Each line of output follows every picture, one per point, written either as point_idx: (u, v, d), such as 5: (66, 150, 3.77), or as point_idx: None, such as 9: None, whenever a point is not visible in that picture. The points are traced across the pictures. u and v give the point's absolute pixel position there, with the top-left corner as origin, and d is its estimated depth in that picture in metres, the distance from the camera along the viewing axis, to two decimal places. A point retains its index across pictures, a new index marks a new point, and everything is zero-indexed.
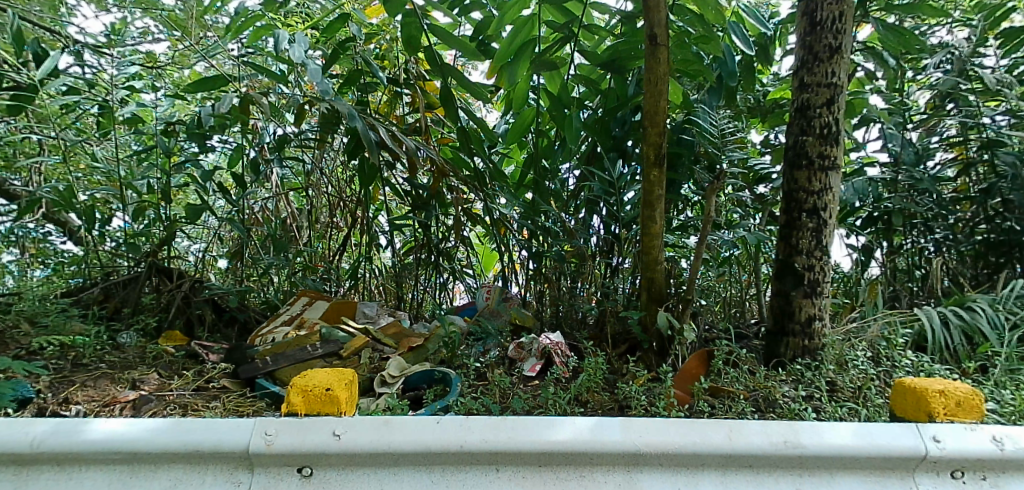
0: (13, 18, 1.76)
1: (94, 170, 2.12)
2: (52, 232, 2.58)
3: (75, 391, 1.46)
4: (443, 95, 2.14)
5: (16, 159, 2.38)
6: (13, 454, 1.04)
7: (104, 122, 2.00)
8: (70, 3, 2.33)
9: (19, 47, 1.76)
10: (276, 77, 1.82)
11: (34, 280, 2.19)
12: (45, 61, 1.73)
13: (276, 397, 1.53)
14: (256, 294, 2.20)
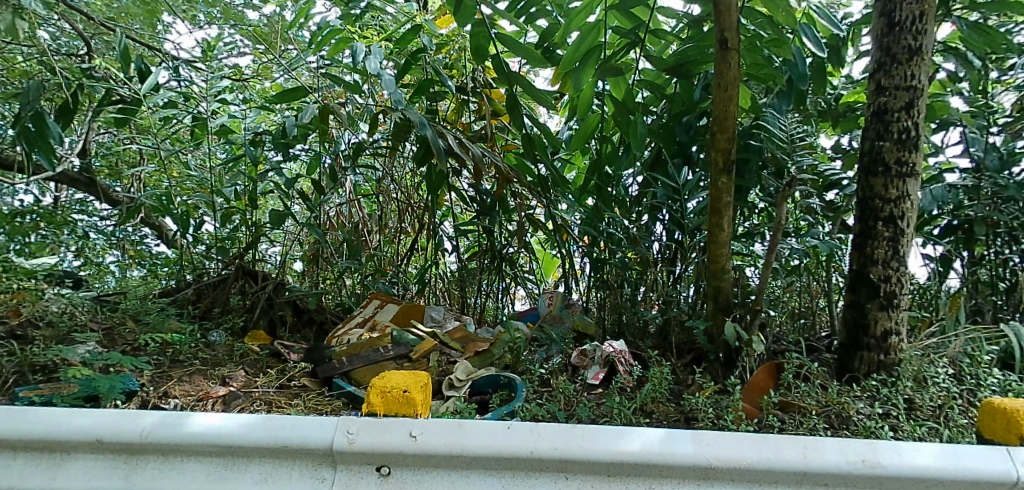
0: (121, 36, 1.80)
1: (187, 178, 2.24)
2: (147, 235, 2.75)
3: (173, 385, 1.53)
4: (508, 102, 2.15)
5: (120, 169, 2.60)
6: (124, 442, 1.11)
7: (196, 133, 2.11)
8: (166, 21, 2.49)
9: (127, 64, 1.82)
10: (351, 87, 1.90)
11: (131, 281, 2.33)
12: (149, 76, 1.82)
13: (353, 397, 1.59)
14: (330, 296, 2.28)
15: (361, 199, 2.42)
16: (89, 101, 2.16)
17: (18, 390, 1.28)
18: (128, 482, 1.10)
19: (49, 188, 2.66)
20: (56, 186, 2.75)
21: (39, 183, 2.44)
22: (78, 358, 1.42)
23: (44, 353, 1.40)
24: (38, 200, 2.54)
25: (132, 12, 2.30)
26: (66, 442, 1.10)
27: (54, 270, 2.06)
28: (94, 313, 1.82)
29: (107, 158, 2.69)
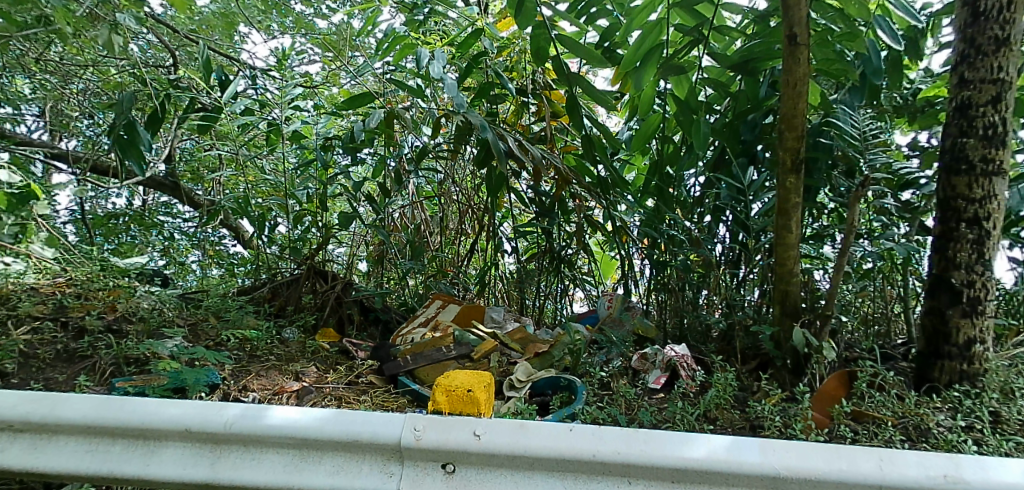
0: (204, 48, 1.88)
1: (262, 181, 2.34)
2: (225, 236, 2.89)
3: (251, 380, 1.60)
4: (569, 103, 2.14)
5: (201, 173, 2.76)
6: (208, 432, 1.10)
7: (271, 138, 2.18)
8: (243, 32, 2.62)
9: (208, 74, 1.90)
10: (414, 91, 1.94)
11: (212, 279, 2.47)
12: (230, 86, 1.92)
13: (417, 394, 1.63)
14: (394, 296, 2.34)
15: (423, 201, 2.47)
16: (176, 110, 2.29)
17: (115, 381, 1.35)
18: (213, 472, 1.09)
19: (139, 192, 2.85)
20: (144, 190, 2.94)
21: (131, 187, 2.62)
22: (167, 352, 1.50)
23: (138, 347, 1.48)
24: (131, 203, 2.72)
25: (213, 24, 2.42)
26: (157, 430, 1.10)
27: (145, 269, 2.19)
28: (179, 309, 1.88)
29: (190, 163, 2.85)
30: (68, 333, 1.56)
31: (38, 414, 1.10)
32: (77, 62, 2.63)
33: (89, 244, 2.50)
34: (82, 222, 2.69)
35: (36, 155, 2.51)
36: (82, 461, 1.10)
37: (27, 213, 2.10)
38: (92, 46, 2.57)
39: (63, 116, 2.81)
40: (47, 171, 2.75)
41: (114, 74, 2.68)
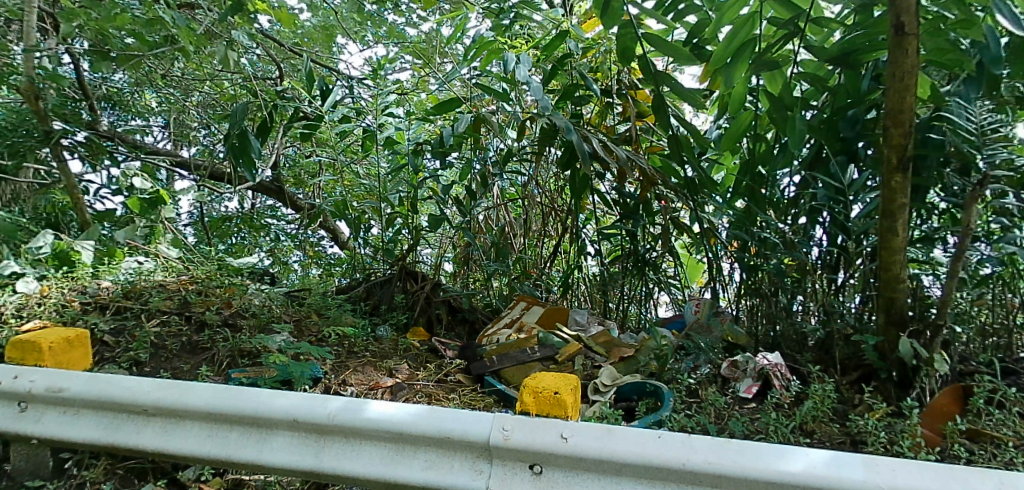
0: (308, 61, 1.98)
1: (357, 185, 2.45)
2: (323, 237, 3.03)
3: (350, 374, 1.66)
4: (655, 103, 2.09)
5: (302, 178, 2.93)
6: (312, 422, 1.14)
7: (366, 144, 2.26)
8: (340, 43, 2.77)
9: (311, 85, 2.00)
10: (500, 95, 1.98)
11: (311, 278, 2.62)
12: (330, 95, 2.02)
13: (504, 395, 1.65)
14: (480, 297, 2.37)
15: (508, 203, 2.49)
16: (282, 119, 2.44)
17: (231, 372, 1.46)
18: (317, 460, 1.13)
19: (247, 196, 3.07)
20: (250, 195, 3.14)
21: (242, 192, 2.82)
22: (276, 346, 1.60)
23: (251, 340, 1.59)
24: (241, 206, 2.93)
25: (314, 37, 2.56)
26: (267, 419, 1.15)
27: (255, 267, 2.34)
28: (286, 306, 1.98)
29: (292, 169, 3.03)
30: (191, 325, 1.68)
31: (165, 399, 1.18)
32: (196, 77, 2.86)
33: (206, 243, 2.72)
34: (200, 225, 2.91)
35: (161, 163, 2.80)
36: (203, 445, 1.16)
37: (156, 216, 2.36)
38: (210, 63, 2.79)
39: (184, 127, 3.07)
40: (170, 177, 3.01)
41: (228, 87, 2.90)
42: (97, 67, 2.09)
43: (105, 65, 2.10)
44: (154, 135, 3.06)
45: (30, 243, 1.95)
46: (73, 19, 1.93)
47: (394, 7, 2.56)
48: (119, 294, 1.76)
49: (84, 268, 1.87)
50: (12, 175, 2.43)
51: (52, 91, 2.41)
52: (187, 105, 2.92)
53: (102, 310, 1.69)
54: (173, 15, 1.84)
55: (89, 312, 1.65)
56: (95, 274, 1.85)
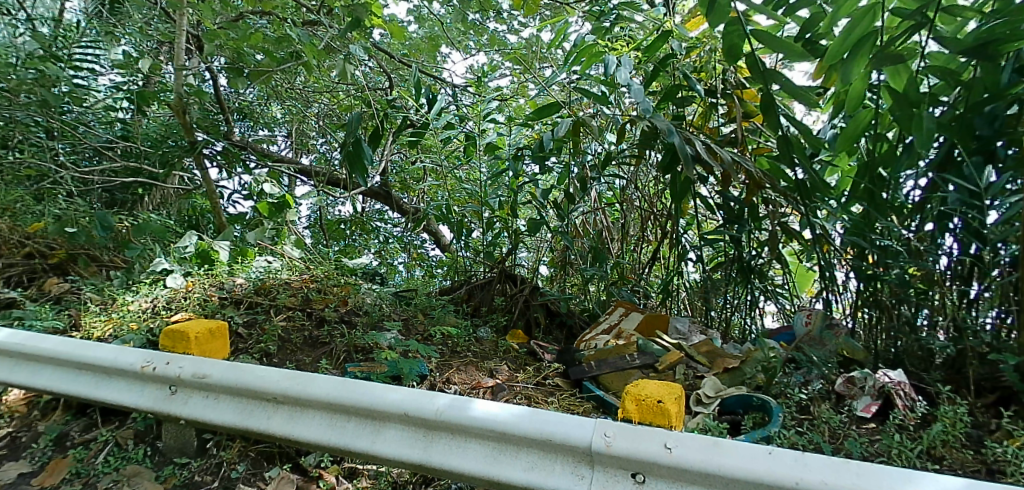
0: (416, 71, 2.06)
1: (459, 189, 2.52)
2: (426, 240, 3.13)
3: (453, 373, 1.71)
4: (763, 102, 1.98)
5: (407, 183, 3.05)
6: (422, 418, 1.17)
7: (469, 150, 2.32)
8: (445, 53, 2.87)
9: (419, 94, 2.08)
10: (600, 97, 1.97)
11: (415, 279, 2.74)
12: (436, 104, 2.09)
13: (603, 401, 1.63)
14: (577, 301, 2.36)
15: (607, 207, 2.46)
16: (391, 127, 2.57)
17: (347, 366, 1.54)
18: (426, 454, 1.16)
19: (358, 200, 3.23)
20: (361, 199, 3.30)
21: (354, 196, 2.98)
22: (386, 343, 1.67)
23: (364, 337, 1.68)
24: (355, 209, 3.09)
25: (421, 48, 2.67)
26: (380, 412, 1.20)
27: (367, 268, 2.48)
28: (395, 306, 2.06)
29: (399, 175, 3.18)
30: (312, 321, 1.79)
31: (292, 389, 1.25)
32: (315, 89, 3.07)
33: (323, 244, 2.92)
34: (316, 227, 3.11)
35: (285, 169, 2.99)
36: (324, 433, 1.23)
37: (281, 219, 2.50)
38: (326, 76, 2.99)
39: (303, 136, 3.30)
40: (292, 182, 3.23)
41: (342, 98, 3.09)
42: (233, 83, 2.28)
43: (240, 80, 2.30)
44: (278, 144, 3.28)
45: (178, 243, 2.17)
46: (215, 40, 2.15)
47: (496, 16, 2.63)
48: (251, 290, 1.91)
49: (222, 266, 2.04)
50: (161, 181, 2.74)
51: (195, 106, 2.68)
52: (307, 115, 3.14)
53: (236, 304, 1.84)
54: (299, 33, 1.99)
55: (227, 306, 1.80)
56: (230, 272, 2.02)
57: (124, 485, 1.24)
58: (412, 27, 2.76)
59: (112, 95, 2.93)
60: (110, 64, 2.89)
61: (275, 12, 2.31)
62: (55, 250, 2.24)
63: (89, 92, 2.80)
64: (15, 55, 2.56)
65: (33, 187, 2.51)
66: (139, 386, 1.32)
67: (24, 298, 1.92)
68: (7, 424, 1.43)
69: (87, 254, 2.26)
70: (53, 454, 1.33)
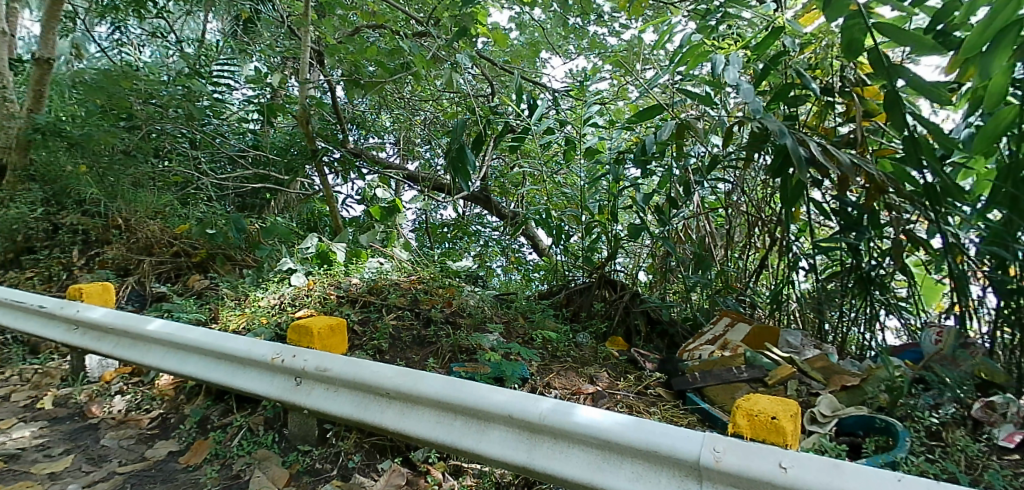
0: (519, 77, 2.10)
1: (559, 193, 2.54)
2: (525, 244, 3.17)
3: (554, 378, 1.70)
4: (887, 99, 1.82)
5: (507, 187, 3.11)
6: (526, 421, 1.13)
7: (569, 154, 2.33)
8: (544, 58, 2.90)
9: (522, 100, 2.13)
10: (706, 98, 1.92)
11: (513, 283, 2.78)
12: (537, 109, 2.12)
13: (708, 414, 1.57)
14: (679, 309, 2.30)
15: (711, 212, 2.37)
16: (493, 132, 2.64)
17: (453, 366, 1.58)
18: (529, 457, 1.12)
19: (459, 204, 3.32)
20: (462, 203, 3.40)
21: (456, 201, 3.08)
22: (489, 346, 1.70)
23: (469, 338, 1.72)
24: (457, 214, 3.19)
25: (522, 54, 2.73)
26: (483, 412, 1.18)
27: (469, 271, 2.56)
28: (497, 308, 2.10)
29: (498, 180, 3.24)
30: (420, 320, 1.85)
31: (403, 385, 1.27)
32: (421, 97, 3.20)
33: (426, 247, 3.04)
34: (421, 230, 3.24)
35: (393, 175, 3.14)
36: (434, 430, 1.23)
37: (391, 223, 2.60)
38: (431, 85, 3.10)
39: (410, 143, 3.43)
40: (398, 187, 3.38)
41: (446, 105, 3.19)
42: (351, 93, 2.43)
43: (356, 91, 2.45)
44: (387, 151, 3.45)
45: (301, 245, 2.33)
46: (336, 54, 2.31)
47: (597, 19, 2.63)
48: (364, 289, 2.01)
49: (339, 267, 2.18)
50: (284, 186, 2.97)
51: (315, 117, 2.88)
52: (414, 123, 3.28)
53: (353, 302, 1.94)
54: (411, 45, 2.09)
55: (343, 304, 1.91)
56: (347, 272, 2.14)
57: (255, 467, 1.34)
58: (514, 34, 2.82)
59: (244, 107, 3.16)
60: (242, 79, 3.17)
61: (389, 25, 2.45)
62: (197, 250, 2.49)
63: (225, 104, 3.06)
64: (166, 73, 2.88)
65: (179, 192, 2.93)
66: (268, 376, 1.41)
67: (173, 292, 2.16)
68: (159, 405, 1.60)
69: (223, 253, 2.49)
70: (196, 434, 1.47)
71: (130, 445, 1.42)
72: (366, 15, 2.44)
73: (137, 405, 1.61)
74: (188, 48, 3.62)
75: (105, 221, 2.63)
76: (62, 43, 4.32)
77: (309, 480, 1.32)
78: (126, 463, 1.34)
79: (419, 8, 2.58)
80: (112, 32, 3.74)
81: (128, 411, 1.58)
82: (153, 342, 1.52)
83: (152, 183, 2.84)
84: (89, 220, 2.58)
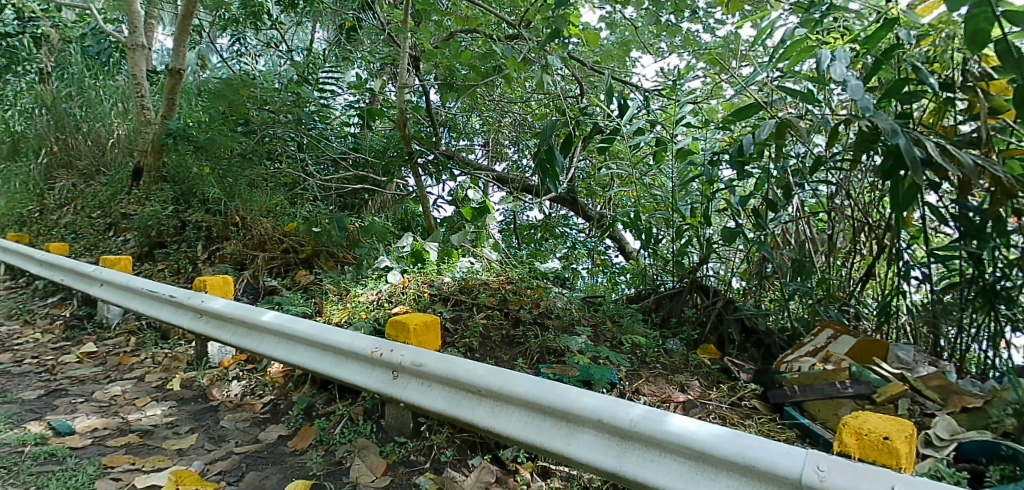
0: (609, 77, 2.08)
1: (650, 195, 2.50)
2: (611, 247, 3.15)
3: (643, 384, 1.67)
4: (1017, 95, 1.64)
5: (594, 189, 3.10)
6: (615, 427, 1.07)
7: (660, 156, 2.30)
8: (634, 57, 2.87)
9: (612, 101, 2.11)
10: (809, 96, 1.82)
11: (599, 286, 2.77)
12: (629, 110, 2.08)
13: (808, 430, 1.48)
14: (775, 317, 2.20)
15: (811, 217, 2.24)
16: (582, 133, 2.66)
17: (541, 366, 1.58)
18: (618, 464, 1.06)
19: (545, 206, 3.35)
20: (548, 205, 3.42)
21: (543, 203, 3.11)
22: (578, 349, 1.70)
23: (557, 340, 1.72)
24: (543, 215, 3.20)
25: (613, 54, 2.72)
26: (572, 414, 1.13)
27: (556, 272, 2.58)
28: (585, 311, 2.10)
29: (585, 181, 3.20)
30: (509, 320, 1.88)
31: (493, 383, 1.26)
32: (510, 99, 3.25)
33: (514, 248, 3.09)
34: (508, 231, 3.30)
35: (483, 177, 3.21)
36: (523, 430, 1.21)
37: (481, 223, 2.63)
38: (520, 86, 3.13)
39: (498, 145, 3.50)
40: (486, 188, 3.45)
41: (534, 107, 3.21)
42: (444, 97, 2.51)
43: (449, 94, 2.53)
44: (476, 153, 3.53)
45: (398, 244, 2.40)
46: (432, 59, 2.40)
47: (692, 15, 2.56)
48: (456, 288, 2.07)
49: (432, 266, 2.23)
50: (380, 187, 3.10)
51: (410, 122, 2.96)
52: (502, 125, 3.33)
53: (444, 301, 2.01)
54: (503, 48, 2.13)
55: (436, 302, 1.98)
56: (439, 271, 2.20)
57: (355, 455, 1.40)
58: (604, 35, 2.81)
59: (346, 112, 3.29)
60: (344, 86, 3.34)
61: (482, 30, 2.51)
62: (303, 247, 2.66)
63: (331, 110, 3.23)
64: (278, 81, 3.06)
65: (289, 192, 3.09)
66: (368, 369, 1.48)
67: (283, 286, 2.36)
68: (270, 392, 1.72)
69: (327, 250, 2.62)
70: (302, 421, 1.56)
71: (245, 427, 1.54)
72: (460, 20, 2.49)
73: (252, 390, 1.74)
74: (297, 57, 3.89)
75: (224, 218, 2.93)
76: (190, 55, 4.80)
77: (404, 471, 1.37)
78: (242, 444, 1.45)
79: (511, 11, 2.62)
80: (232, 44, 4.18)
81: (244, 396, 1.72)
82: (266, 332, 1.64)
83: (265, 184, 3.08)
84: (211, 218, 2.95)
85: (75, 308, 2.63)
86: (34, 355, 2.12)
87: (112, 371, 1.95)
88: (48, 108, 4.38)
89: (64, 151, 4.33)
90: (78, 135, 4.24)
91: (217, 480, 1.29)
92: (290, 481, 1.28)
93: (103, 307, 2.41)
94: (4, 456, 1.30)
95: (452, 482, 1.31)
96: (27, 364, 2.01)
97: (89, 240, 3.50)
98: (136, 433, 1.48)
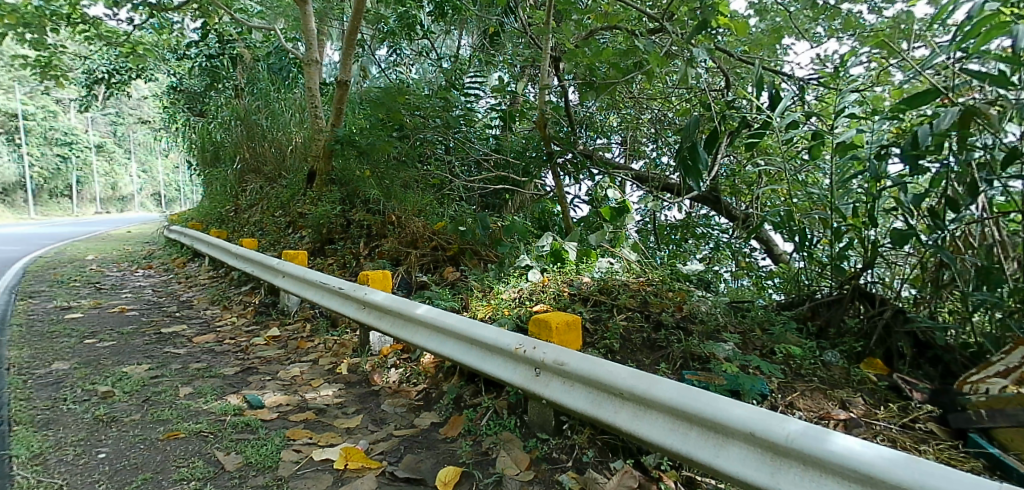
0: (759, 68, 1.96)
1: (806, 194, 2.34)
2: (758, 249, 2.98)
3: (798, 397, 1.57)
4: None
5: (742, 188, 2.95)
6: (769, 442, 1.00)
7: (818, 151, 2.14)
8: (786, 44, 2.69)
9: (762, 94, 2.00)
10: (1001, 79, 1.58)
11: (745, 290, 2.64)
12: (781, 102, 1.92)
13: (999, 463, 1.29)
14: (953, 332, 1.95)
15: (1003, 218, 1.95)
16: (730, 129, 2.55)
17: (685, 373, 1.53)
18: (771, 482, 0.98)
19: (685, 205, 3.25)
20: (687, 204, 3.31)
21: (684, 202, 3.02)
22: (725, 356, 1.63)
23: (702, 346, 1.67)
24: (683, 215, 3.08)
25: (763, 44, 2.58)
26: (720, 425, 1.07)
27: (701, 275, 2.50)
28: (732, 316, 2.01)
29: (730, 179, 3.07)
30: (650, 323, 1.86)
31: (636, 387, 1.23)
32: (648, 95, 3.19)
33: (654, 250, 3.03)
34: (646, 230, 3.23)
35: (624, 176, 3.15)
36: (666, 437, 1.16)
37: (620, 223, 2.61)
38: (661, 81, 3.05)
39: (636, 143, 3.44)
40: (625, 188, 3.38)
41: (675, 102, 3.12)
42: (586, 96, 2.52)
43: (589, 93, 2.55)
44: (614, 152, 3.48)
45: (538, 242, 2.42)
46: (573, 58, 2.42)
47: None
48: (596, 288, 2.08)
49: (571, 266, 2.31)
50: (519, 187, 3.14)
51: (550, 121, 2.99)
52: (641, 122, 3.27)
53: (584, 301, 2.03)
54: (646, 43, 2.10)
55: (576, 302, 2.00)
56: (578, 271, 2.27)
57: (500, 448, 1.45)
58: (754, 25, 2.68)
59: (488, 114, 3.37)
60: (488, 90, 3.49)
61: (622, 26, 2.50)
62: (451, 245, 2.82)
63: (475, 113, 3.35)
64: (429, 89, 3.28)
65: (438, 192, 3.28)
66: (511, 364, 1.51)
67: (433, 281, 2.52)
68: (422, 381, 1.84)
69: (471, 248, 2.77)
70: (452, 410, 1.65)
71: (402, 413, 1.66)
72: (600, 17, 2.48)
73: (406, 378, 1.87)
74: (444, 63, 4.11)
75: (382, 217, 3.27)
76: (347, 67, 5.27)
77: (547, 467, 1.39)
78: (400, 427, 1.57)
79: (653, 5, 2.59)
80: (389, 55, 4.54)
81: (400, 383, 1.85)
82: (419, 324, 1.75)
83: (417, 186, 3.31)
84: (371, 218, 3.24)
85: (262, 296, 2.99)
86: (232, 336, 2.46)
87: (292, 353, 2.20)
88: (239, 119, 5.06)
89: (253, 158, 5.04)
90: (263, 143, 4.91)
91: (380, 459, 1.40)
92: (443, 466, 1.36)
93: (283, 296, 2.72)
94: (212, 423, 1.52)
95: (594, 483, 1.30)
96: (226, 344, 2.33)
97: (272, 237, 3.98)
98: (312, 410, 1.65)
